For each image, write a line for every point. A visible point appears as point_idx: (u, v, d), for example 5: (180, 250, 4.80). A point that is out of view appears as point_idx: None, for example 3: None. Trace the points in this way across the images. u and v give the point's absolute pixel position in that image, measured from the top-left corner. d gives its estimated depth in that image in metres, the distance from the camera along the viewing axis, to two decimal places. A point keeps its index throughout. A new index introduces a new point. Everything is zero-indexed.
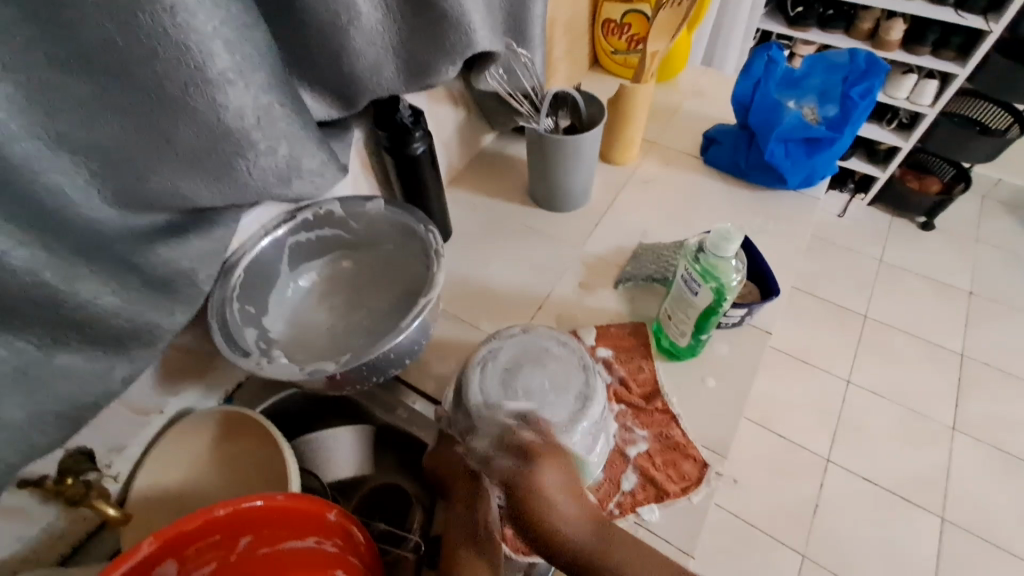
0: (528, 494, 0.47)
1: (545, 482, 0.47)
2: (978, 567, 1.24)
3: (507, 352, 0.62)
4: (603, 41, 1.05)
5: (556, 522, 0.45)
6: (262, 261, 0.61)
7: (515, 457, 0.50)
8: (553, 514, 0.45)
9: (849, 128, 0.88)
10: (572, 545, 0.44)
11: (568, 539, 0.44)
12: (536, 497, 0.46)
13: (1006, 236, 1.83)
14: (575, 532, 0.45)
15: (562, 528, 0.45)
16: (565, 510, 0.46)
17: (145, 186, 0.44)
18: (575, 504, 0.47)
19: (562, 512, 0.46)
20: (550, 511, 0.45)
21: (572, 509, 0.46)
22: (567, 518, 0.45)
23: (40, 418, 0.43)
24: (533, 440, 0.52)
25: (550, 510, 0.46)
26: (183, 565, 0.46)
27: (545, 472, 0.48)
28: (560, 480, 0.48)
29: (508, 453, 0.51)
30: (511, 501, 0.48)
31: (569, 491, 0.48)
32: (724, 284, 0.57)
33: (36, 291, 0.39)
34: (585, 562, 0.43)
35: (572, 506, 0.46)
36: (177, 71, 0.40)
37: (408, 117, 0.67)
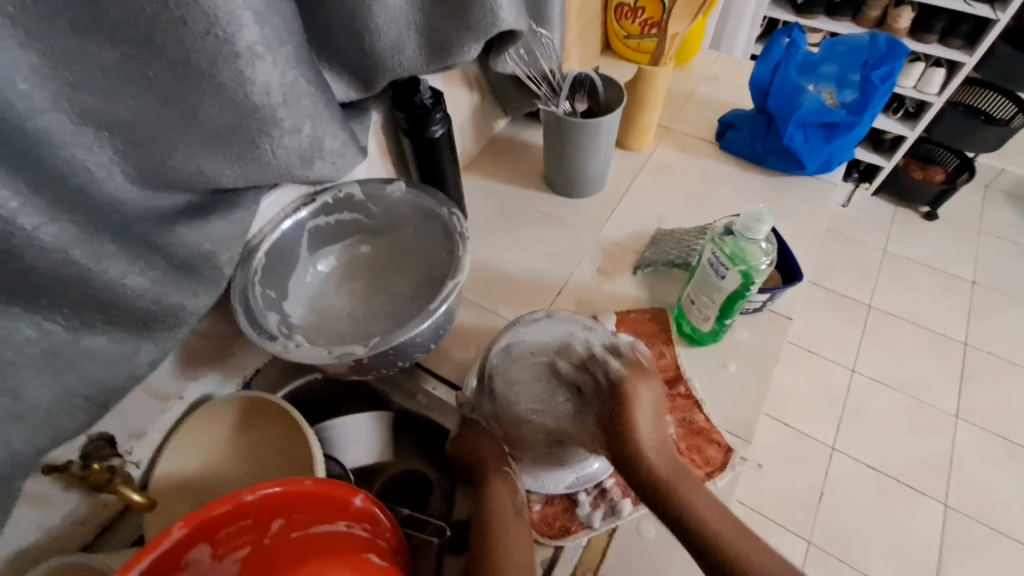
0: (627, 398, 0.56)
1: (639, 394, 0.56)
2: (982, 553, 1.25)
3: (532, 333, 0.63)
4: (616, 25, 1.04)
5: (631, 420, 0.54)
6: (282, 244, 0.60)
7: (626, 368, 0.58)
8: (631, 417, 0.55)
9: (870, 112, 0.91)
10: (635, 449, 0.53)
11: (633, 438, 0.54)
12: (626, 400, 0.55)
13: (1010, 226, 1.83)
14: (644, 436, 0.54)
15: (633, 427, 0.54)
16: (641, 421, 0.55)
17: (168, 163, 0.43)
18: (654, 418, 0.56)
19: (638, 418, 0.54)
20: (633, 412, 0.55)
21: (649, 422, 0.55)
22: (644, 420, 0.55)
23: (67, 402, 0.42)
24: (638, 364, 0.59)
25: (630, 415, 0.55)
26: (215, 550, 0.45)
27: (640, 387, 0.57)
28: (646, 398, 0.56)
29: (616, 359, 0.59)
30: (599, 393, 0.59)
31: (652, 408, 0.56)
32: (753, 267, 0.56)
33: (62, 271, 0.38)
34: (649, 477, 0.51)
35: (654, 422, 0.55)
36: (205, 42, 0.38)
37: (429, 98, 0.65)
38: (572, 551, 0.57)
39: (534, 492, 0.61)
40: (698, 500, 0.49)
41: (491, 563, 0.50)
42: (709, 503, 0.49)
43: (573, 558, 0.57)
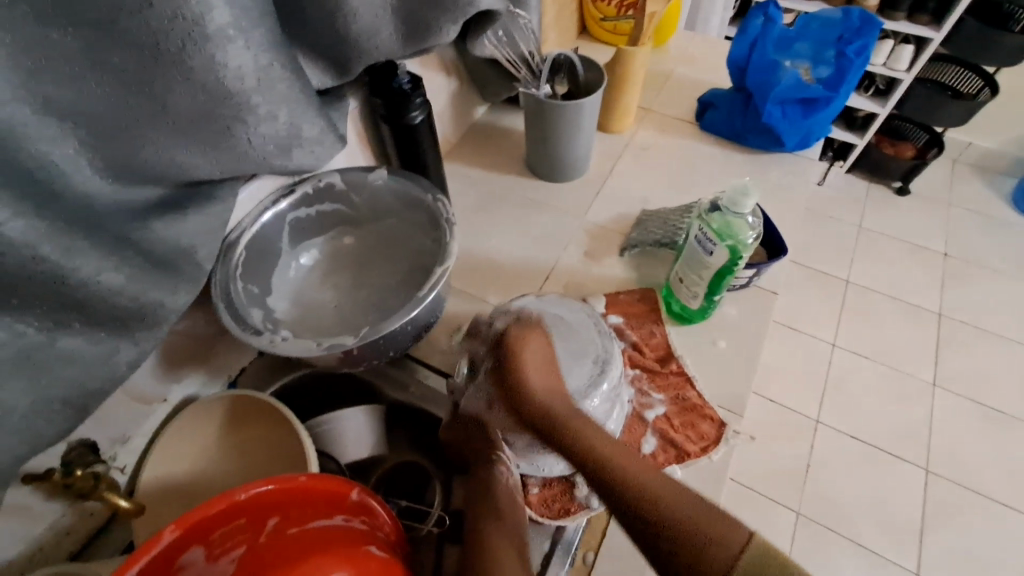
0: (519, 358, 0.58)
1: (527, 352, 0.58)
2: (961, 514, 1.29)
3: (525, 322, 0.61)
4: (592, 7, 1.03)
5: (524, 373, 0.57)
6: (263, 237, 0.59)
7: (515, 326, 0.60)
8: (527, 382, 0.56)
9: (847, 87, 0.92)
10: (527, 397, 0.56)
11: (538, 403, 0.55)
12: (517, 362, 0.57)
13: (978, 198, 1.88)
14: (540, 388, 0.56)
15: (531, 390, 0.56)
16: (538, 381, 0.56)
17: (140, 156, 0.41)
18: (549, 375, 0.57)
19: (534, 380, 0.56)
20: (527, 374, 0.56)
21: (545, 382, 0.56)
22: (541, 382, 0.56)
23: (46, 406, 0.40)
24: (527, 320, 0.61)
25: (528, 381, 0.56)
26: (210, 551, 0.43)
27: (528, 346, 0.58)
28: (537, 353, 0.58)
29: (506, 326, 0.61)
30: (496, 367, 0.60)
31: (547, 365, 0.57)
32: (739, 242, 0.57)
33: (34, 269, 0.36)
34: (542, 414, 0.54)
35: (548, 377, 0.57)
36: (173, 25, 0.37)
37: (406, 83, 0.64)
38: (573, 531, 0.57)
39: (531, 476, 0.61)
40: (606, 453, 0.50)
41: (490, 551, 0.50)
42: (621, 456, 0.49)
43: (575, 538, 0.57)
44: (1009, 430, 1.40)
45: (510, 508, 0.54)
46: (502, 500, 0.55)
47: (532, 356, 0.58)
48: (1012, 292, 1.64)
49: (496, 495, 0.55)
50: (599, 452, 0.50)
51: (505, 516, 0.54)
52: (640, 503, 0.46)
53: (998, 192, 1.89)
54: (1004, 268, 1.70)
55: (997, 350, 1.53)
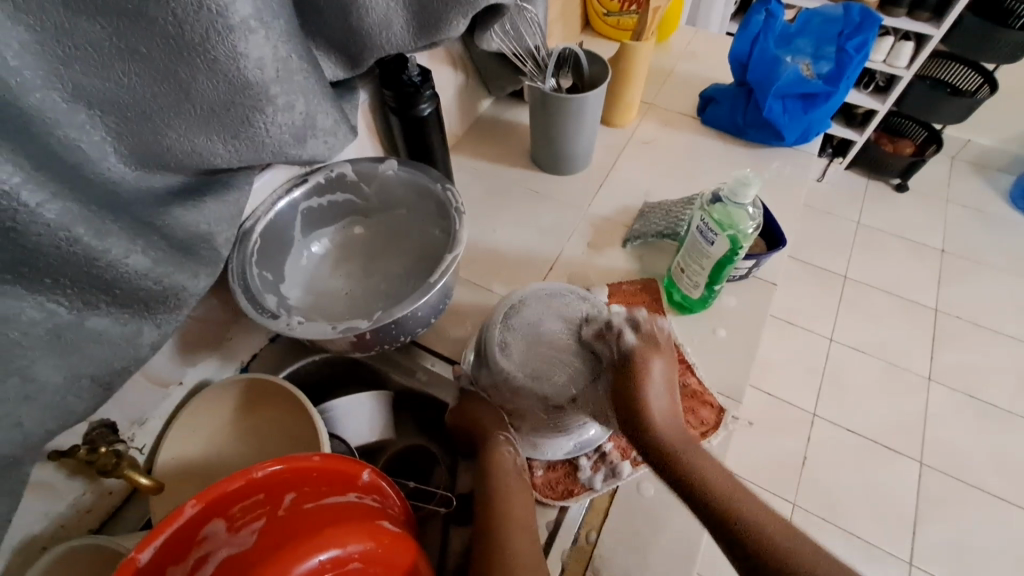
0: (640, 372, 0.55)
1: (651, 371, 0.55)
2: (954, 505, 1.32)
3: (533, 307, 0.63)
4: (595, 2, 1.04)
5: (645, 392, 0.54)
6: (277, 225, 0.60)
7: (639, 341, 0.57)
8: (645, 397, 0.54)
9: (846, 82, 0.94)
10: (652, 428, 0.52)
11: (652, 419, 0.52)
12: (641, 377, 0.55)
13: (975, 195, 1.90)
14: (660, 419, 0.53)
15: (647, 403, 0.53)
16: (653, 396, 0.54)
17: (162, 144, 0.43)
18: (668, 399, 0.55)
19: (654, 399, 0.54)
20: (645, 384, 0.54)
21: (666, 403, 0.54)
22: (657, 399, 0.54)
23: (75, 383, 0.42)
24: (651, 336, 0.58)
25: (649, 401, 0.53)
26: (230, 524, 0.45)
27: (653, 361, 0.56)
28: (658, 370, 0.56)
29: (631, 332, 0.58)
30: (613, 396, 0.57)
31: (665, 390, 0.56)
32: (740, 232, 0.58)
33: (67, 249, 0.38)
34: (648, 434, 0.52)
35: (664, 399, 0.55)
36: (198, 16, 0.38)
37: (416, 76, 0.65)
38: (577, 512, 0.59)
39: (535, 459, 0.63)
40: (740, 498, 0.45)
41: (496, 527, 0.52)
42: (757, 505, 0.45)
43: (577, 518, 0.59)
44: (1002, 423, 1.43)
45: (516, 485, 0.56)
46: (510, 474, 0.57)
47: (656, 372, 0.56)
48: (1007, 288, 1.67)
49: (504, 469, 0.57)
50: (734, 497, 0.45)
51: (511, 493, 0.55)
52: (772, 553, 0.41)
53: (995, 190, 1.91)
54: (1000, 265, 1.72)
55: (992, 345, 1.55)
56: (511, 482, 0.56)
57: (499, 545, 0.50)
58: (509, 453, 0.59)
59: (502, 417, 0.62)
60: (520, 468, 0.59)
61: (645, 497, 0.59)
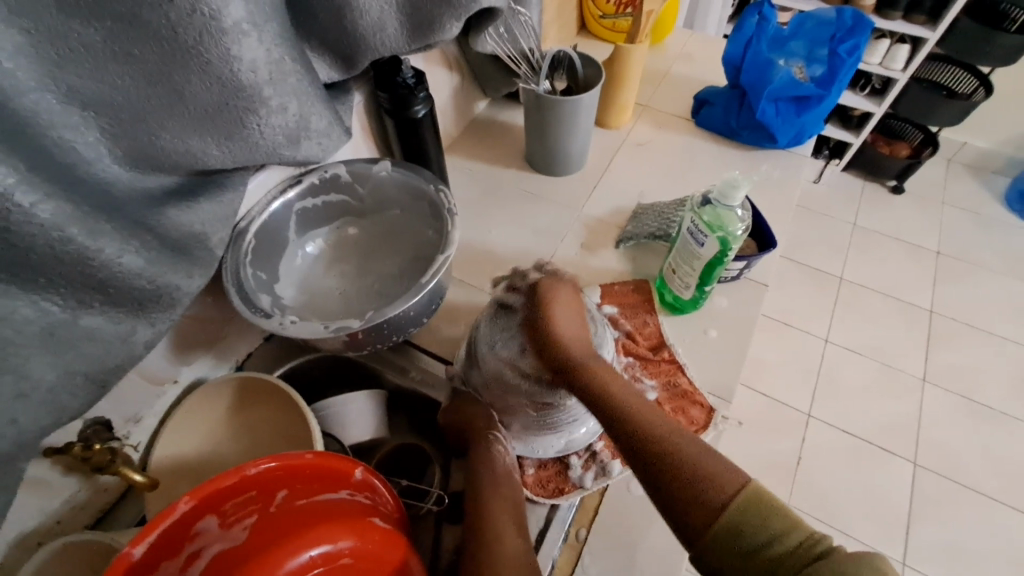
0: (546, 302, 0.57)
1: (555, 296, 0.58)
2: (947, 506, 1.32)
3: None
4: (591, 5, 1.05)
5: (556, 334, 0.55)
6: (271, 225, 0.61)
7: (543, 276, 0.61)
8: (550, 318, 0.56)
9: (839, 85, 0.94)
10: (563, 355, 0.54)
11: (557, 344, 0.54)
12: (544, 305, 0.57)
13: (971, 197, 1.91)
14: (576, 355, 0.54)
15: (559, 345, 0.54)
16: (562, 323, 0.56)
17: (156, 145, 0.43)
18: (577, 324, 0.57)
19: (558, 321, 0.56)
20: (553, 325, 0.56)
21: (571, 324, 0.57)
22: (571, 340, 0.55)
23: (69, 381, 0.42)
24: (556, 275, 0.62)
25: (552, 322, 0.56)
26: (223, 520, 0.46)
27: (557, 287, 0.59)
28: (567, 303, 0.58)
29: (536, 274, 0.63)
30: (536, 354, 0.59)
31: (576, 319, 0.58)
32: (729, 234, 0.59)
33: (62, 249, 0.38)
34: (563, 362, 0.54)
35: (579, 339, 0.56)
36: (191, 19, 0.39)
37: (410, 78, 0.66)
38: (567, 510, 0.60)
39: (527, 458, 0.63)
40: (654, 422, 0.46)
41: (485, 524, 0.52)
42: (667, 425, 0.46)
43: (567, 516, 0.60)
44: (995, 424, 1.43)
45: (505, 483, 0.57)
46: (501, 472, 0.58)
47: (561, 301, 0.58)
48: (1002, 289, 1.67)
49: (496, 467, 0.58)
50: (650, 422, 0.46)
51: (501, 491, 0.56)
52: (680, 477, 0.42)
53: (991, 191, 1.91)
54: (995, 267, 1.73)
55: (987, 346, 1.56)
56: (504, 480, 0.57)
57: (487, 542, 0.51)
58: (501, 451, 0.60)
59: (493, 416, 0.63)
60: (511, 466, 0.60)
61: (634, 496, 0.60)
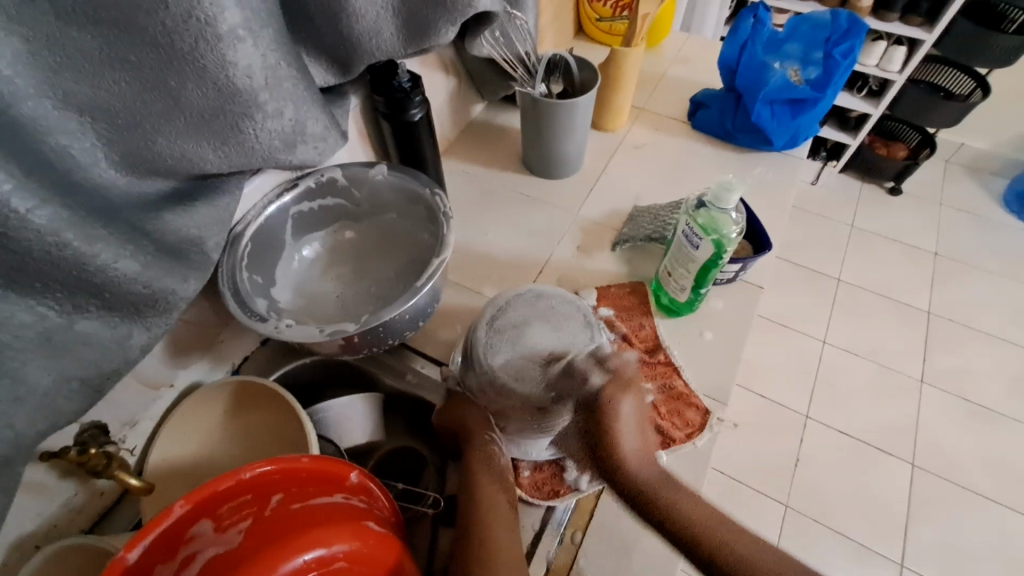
0: (609, 415, 0.57)
1: (621, 412, 0.58)
2: (944, 506, 1.33)
3: (518, 308, 0.63)
4: (588, 8, 1.05)
5: (617, 443, 0.56)
6: (267, 228, 0.61)
7: (606, 381, 0.59)
8: (615, 440, 0.56)
9: (833, 88, 0.94)
10: (634, 478, 0.54)
11: (624, 462, 0.55)
12: (610, 423, 0.57)
13: (968, 198, 1.91)
14: (636, 461, 0.55)
15: (623, 457, 0.55)
16: (627, 443, 0.56)
17: (152, 150, 0.44)
18: (640, 439, 0.57)
19: (626, 446, 0.56)
20: (616, 434, 0.57)
21: (633, 441, 0.57)
22: (630, 444, 0.56)
23: (65, 385, 0.43)
24: (618, 373, 0.61)
25: (616, 441, 0.56)
26: (217, 524, 0.46)
27: (621, 398, 0.58)
28: (627, 417, 0.58)
29: (596, 371, 0.60)
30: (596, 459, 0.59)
31: (637, 433, 0.58)
32: (724, 237, 0.59)
33: (58, 253, 0.38)
34: (637, 488, 0.53)
35: (638, 442, 0.57)
36: (186, 26, 0.39)
37: (406, 82, 0.66)
38: (562, 512, 0.60)
39: (522, 460, 0.63)
40: (712, 523, 0.49)
41: (478, 528, 0.53)
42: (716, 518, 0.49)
43: (562, 519, 0.60)
44: (992, 425, 1.44)
45: (500, 484, 0.57)
46: (497, 477, 0.58)
47: (625, 415, 0.58)
48: (999, 290, 1.68)
49: (491, 469, 0.59)
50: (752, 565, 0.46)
51: (497, 495, 0.56)
52: None
53: (988, 192, 1.92)
54: (992, 268, 1.73)
55: (984, 347, 1.57)
56: (500, 486, 0.57)
57: (479, 545, 0.51)
58: (496, 454, 0.60)
59: (489, 419, 0.62)
60: (506, 468, 0.60)
61: None
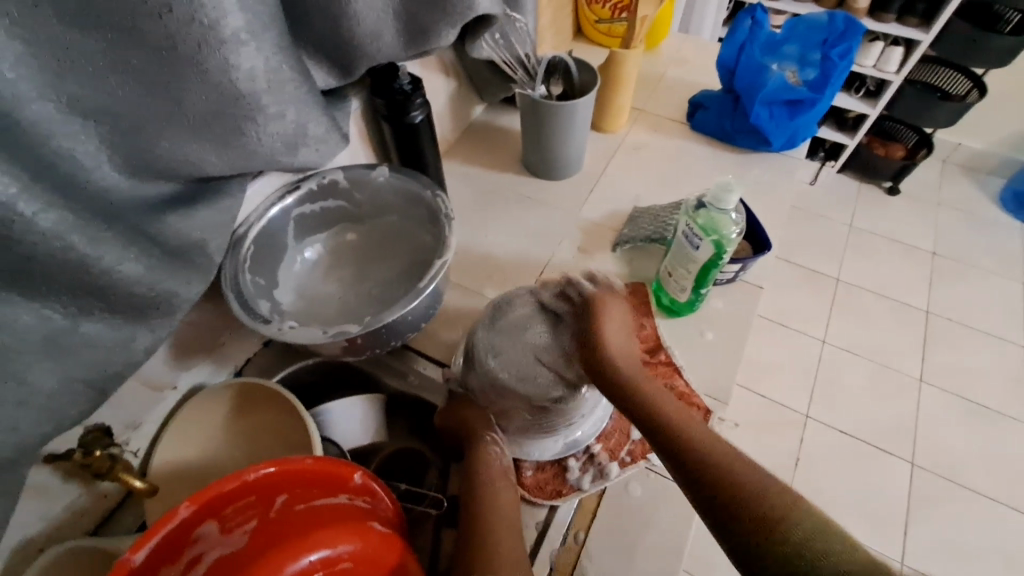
0: (597, 314, 0.62)
1: (609, 312, 0.62)
2: (944, 505, 1.33)
3: (521, 307, 0.65)
4: (587, 10, 1.06)
5: (606, 347, 0.58)
6: (269, 231, 0.61)
7: (596, 288, 0.65)
8: (600, 333, 0.60)
9: (830, 89, 0.95)
10: (607, 362, 0.57)
11: (603, 351, 0.58)
12: (597, 321, 0.61)
13: (966, 198, 1.92)
14: (614, 348, 0.58)
15: (603, 345, 0.59)
16: (609, 336, 0.60)
17: (155, 153, 0.44)
18: (626, 340, 0.61)
19: (609, 340, 0.59)
20: (602, 329, 0.60)
21: (621, 339, 0.60)
22: (657, 393, 0.54)
23: (69, 388, 0.43)
24: (610, 289, 0.66)
25: (601, 330, 0.60)
26: (223, 525, 0.46)
27: (610, 310, 0.62)
28: (616, 316, 0.62)
29: (587, 284, 0.65)
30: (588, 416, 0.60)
31: (624, 338, 0.61)
32: (724, 237, 0.59)
33: (62, 257, 0.39)
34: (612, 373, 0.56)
35: (620, 341, 0.60)
36: (189, 30, 0.39)
37: (407, 84, 0.66)
38: (566, 511, 0.60)
39: (525, 460, 0.64)
40: (669, 407, 0.52)
41: (484, 529, 0.53)
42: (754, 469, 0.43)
43: (566, 518, 0.60)
44: (992, 424, 1.44)
45: (503, 483, 0.58)
46: (500, 479, 0.58)
47: (614, 320, 0.62)
48: (997, 290, 1.69)
49: (494, 469, 0.59)
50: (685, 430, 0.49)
51: (501, 493, 0.56)
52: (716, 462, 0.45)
53: (986, 192, 1.93)
54: (990, 267, 1.74)
55: (982, 346, 1.57)
56: (504, 489, 0.57)
57: (484, 545, 0.51)
58: (497, 453, 0.60)
59: (489, 419, 0.63)
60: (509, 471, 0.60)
61: (632, 497, 0.60)
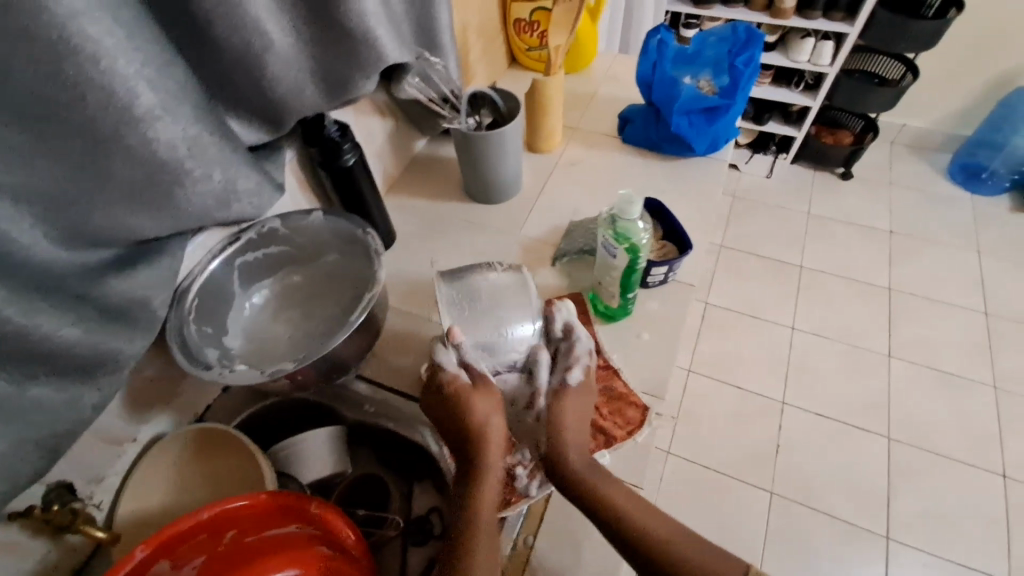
0: (556, 423, 0.61)
1: (566, 406, 0.62)
2: (923, 476, 1.36)
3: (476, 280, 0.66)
4: (517, 40, 1.12)
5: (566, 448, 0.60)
6: (212, 283, 0.65)
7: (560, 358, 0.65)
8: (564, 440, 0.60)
9: (740, 95, 0.97)
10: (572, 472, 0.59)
11: (565, 461, 0.59)
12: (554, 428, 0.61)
13: (916, 175, 1.99)
14: (575, 455, 0.60)
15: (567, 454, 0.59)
16: (574, 440, 0.61)
17: (92, 224, 0.47)
18: (581, 430, 0.62)
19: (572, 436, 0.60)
20: (563, 439, 0.60)
21: (578, 438, 0.61)
22: (573, 439, 0.60)
23: (21, 448, 0.46)
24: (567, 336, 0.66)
25: (564, 439, 0.60)
26: (175, 562, 0.51)
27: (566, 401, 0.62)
28: (574, 406, 0.63)
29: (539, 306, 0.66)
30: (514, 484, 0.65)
31: (581, 420, 0.62)
32: (636, 243, 0.65)
33: (2, 329, 0.42)
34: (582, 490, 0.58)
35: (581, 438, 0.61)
36: (106, 112, 0.43)
37: (335, 132, 0.71)
38: (514, 520, 0.63)
39: None
40: (634, 512, 0.56)
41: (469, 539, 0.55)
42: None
43: (515, 526, 0.63)
44: (959, 390, 1.49)
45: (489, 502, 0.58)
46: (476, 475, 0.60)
47: (572, 411, 0.62)
48: (953, 261, 1.75)
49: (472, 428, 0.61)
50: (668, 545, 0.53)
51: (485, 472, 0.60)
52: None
53: (934, 168, 2.00)
54: (945, 240, 1.80)
55: (947, 316, 1.63)
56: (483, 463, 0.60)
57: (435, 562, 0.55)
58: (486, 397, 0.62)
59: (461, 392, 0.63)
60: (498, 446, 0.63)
61: (577, 496, 0.65)
